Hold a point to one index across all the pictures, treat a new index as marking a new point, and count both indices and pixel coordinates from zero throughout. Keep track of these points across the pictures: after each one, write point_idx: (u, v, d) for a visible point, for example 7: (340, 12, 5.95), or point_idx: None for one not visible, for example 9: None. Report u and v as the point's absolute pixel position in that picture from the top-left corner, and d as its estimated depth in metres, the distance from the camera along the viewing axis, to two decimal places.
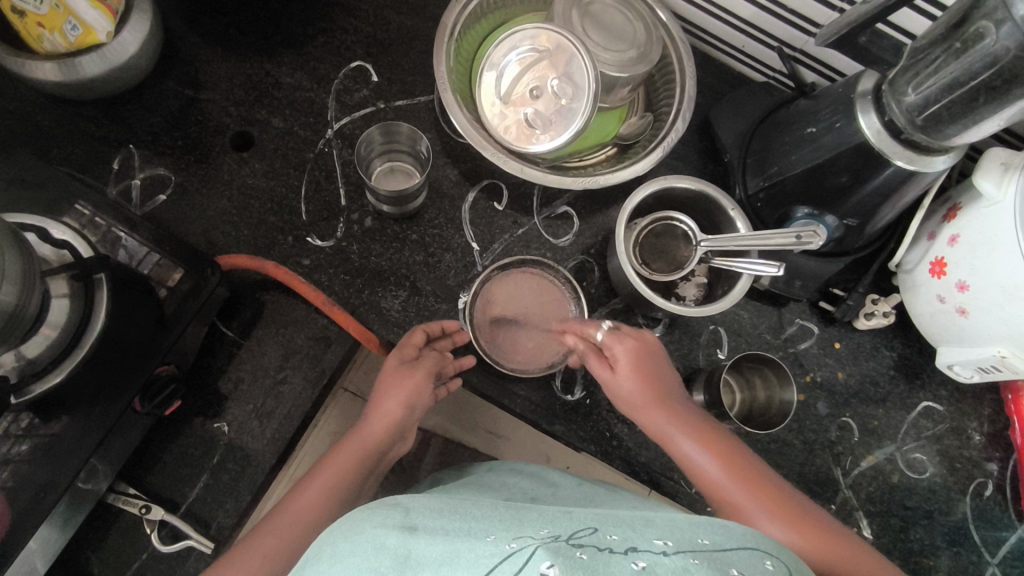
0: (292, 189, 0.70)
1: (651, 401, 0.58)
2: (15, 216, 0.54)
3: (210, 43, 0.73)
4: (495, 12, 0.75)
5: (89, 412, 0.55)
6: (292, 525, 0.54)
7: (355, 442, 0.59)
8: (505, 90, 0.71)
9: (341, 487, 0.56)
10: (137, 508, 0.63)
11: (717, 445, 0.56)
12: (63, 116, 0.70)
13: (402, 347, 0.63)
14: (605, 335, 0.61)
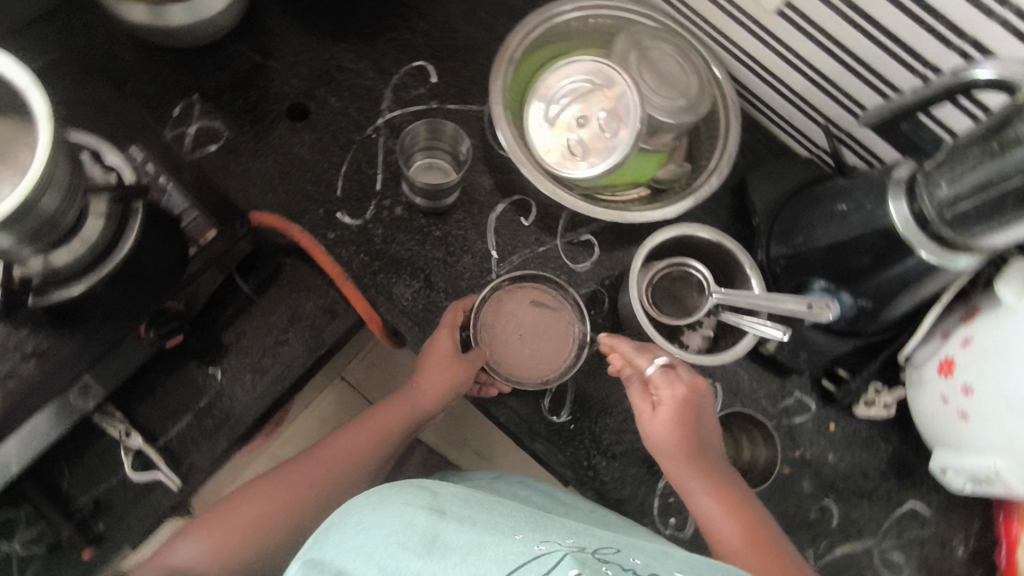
0: (333, 166, 0.73)
1: (682, 454, 0.56)
2: (79, 136, 0.58)
3: (289, 18, 0.77)
4: (552, 43, 0.79)
5: (96, 328, 0.58)
6: (273, 499, 0.57)
7: (380, 421, 0.63)
8: (554, 115, 0.74)
9: (344, 468, 0.60)
10: (118, 431, 0.64)
11: (741, 511, 0.54)
12: (142, 55, 0.74)
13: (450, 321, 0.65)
14: (655, 371, 0.58)
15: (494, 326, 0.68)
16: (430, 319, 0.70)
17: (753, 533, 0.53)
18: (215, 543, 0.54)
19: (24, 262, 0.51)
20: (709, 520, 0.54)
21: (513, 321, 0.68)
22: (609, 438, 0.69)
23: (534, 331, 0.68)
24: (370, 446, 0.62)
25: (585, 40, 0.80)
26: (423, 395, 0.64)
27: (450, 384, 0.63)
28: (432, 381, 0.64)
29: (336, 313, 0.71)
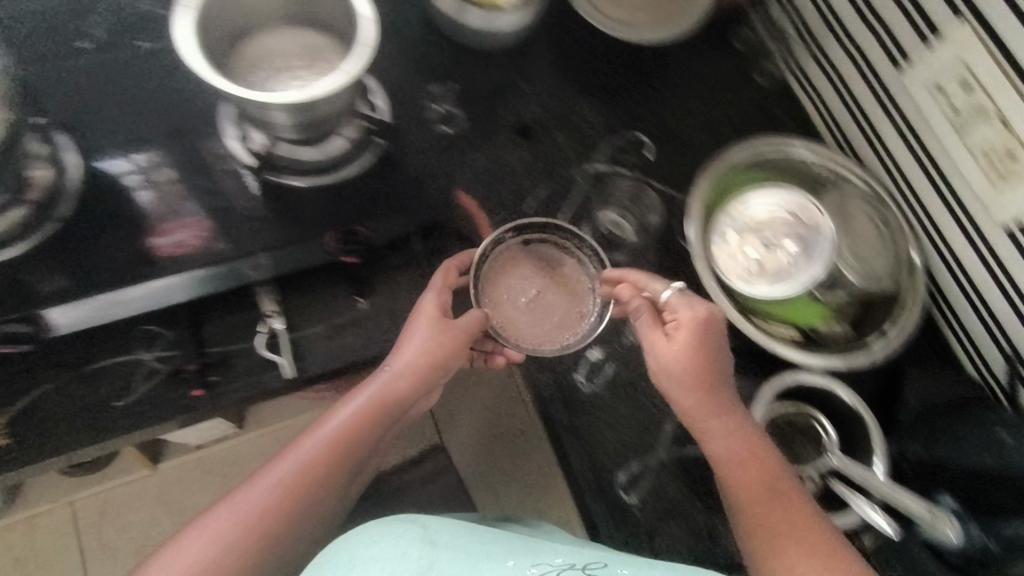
0: (532, 185, 0.80)
1: (699, 391, 0.59)
2: (373, 83, 0.77)
3: (552, 52, 0.85)
4: (761, 169, 0.81)
5: (296, 220, 0.69)
6: (268, 506, 0.58)
7: (356, 416, 0.62)
8: (743, 226, 0.76)
9: (327, 467, 0.60)
10: (269, 309, 0.67)
11: (753, 454, 0.59)
12: (422, 29, 0.81)
13: (434, 298, 0.65)
14: (672, 295, 0.62)
15: (505, 282, 0.71)
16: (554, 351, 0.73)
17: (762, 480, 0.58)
18: (221, 544, 0.56)
19: (281, 145, 0.66)
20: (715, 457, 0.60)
21: (524, 286, 0.71)
22: (665, 540, 0.70)
23: (545, 301, 0.71)
24: (346, 441, 0.61)
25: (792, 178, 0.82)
26: (396, 382, 0.62)
27: (431, 357, 0.63)
28: (409, 364, 0.62)
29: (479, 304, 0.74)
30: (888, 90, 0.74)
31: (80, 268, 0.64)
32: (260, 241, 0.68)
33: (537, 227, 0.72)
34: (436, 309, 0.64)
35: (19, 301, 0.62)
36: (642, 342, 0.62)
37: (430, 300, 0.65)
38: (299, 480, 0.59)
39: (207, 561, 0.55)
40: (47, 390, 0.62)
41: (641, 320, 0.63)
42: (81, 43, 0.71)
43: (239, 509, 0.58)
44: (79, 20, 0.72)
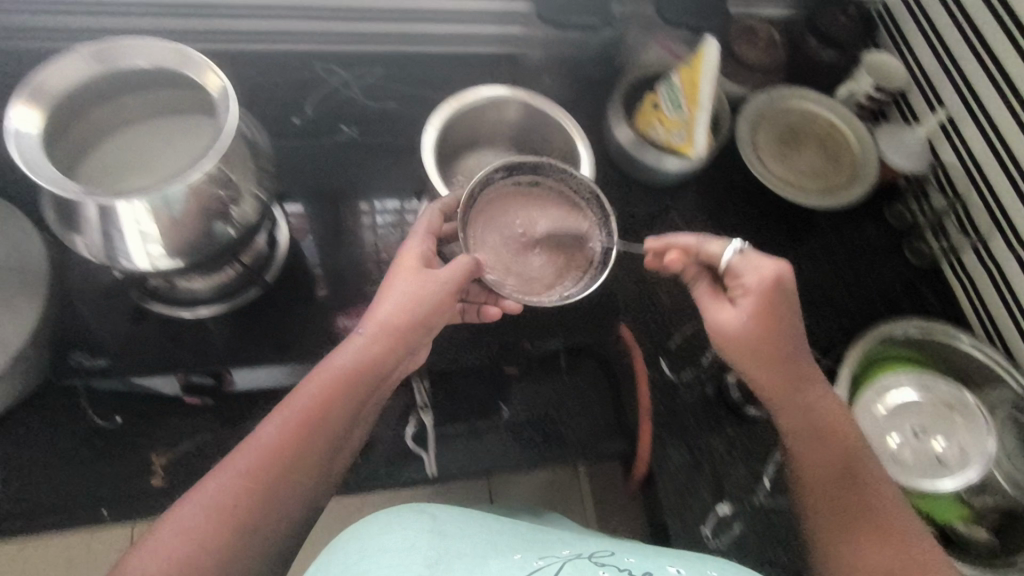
0: (678, 322, 0.78)
1: (757, 352, 0.59)
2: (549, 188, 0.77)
3: (713, 198, 0.89)
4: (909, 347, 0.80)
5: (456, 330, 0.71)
6: (241, 486, 0.49)
7: (330, 373, 0.54)
8: (892, 405, 0.74)
9: (305, 438, 0.51)
10: (422, 403, 0.69)
11: (811, 428, 0.59)
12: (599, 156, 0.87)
13: (417, 251, 0.60)
14: (735, 257, 0.61)
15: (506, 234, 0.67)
16: (683, 498, 0.70)
17: (822, 473, 0.58)
18: (190, 545, 0.46)
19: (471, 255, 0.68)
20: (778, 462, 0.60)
21: (509, 226, 0.67)
22: None
23: (522, 242, 0.68)
24: (325, 407, 0.53)
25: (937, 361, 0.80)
26: (372, 337, 0.55)
27: (412, 304, 0.57)
28: (386, 318, 0.56)
29: (614, 436, 0.71)
30: None
31: (267, 338, 0.66)
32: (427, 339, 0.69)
33: (528, 178, 0.68)
34: (421, 260, 0.59)
35: (207, 357, 0.63)
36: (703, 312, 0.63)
37: (412, 247, 0.60)
38: (267, 463, 0.50)
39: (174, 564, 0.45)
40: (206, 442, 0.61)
41: (701, 293, 0.64)
42: (295, 119, 0.81)
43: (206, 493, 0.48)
44: (309, 105, 0.82)
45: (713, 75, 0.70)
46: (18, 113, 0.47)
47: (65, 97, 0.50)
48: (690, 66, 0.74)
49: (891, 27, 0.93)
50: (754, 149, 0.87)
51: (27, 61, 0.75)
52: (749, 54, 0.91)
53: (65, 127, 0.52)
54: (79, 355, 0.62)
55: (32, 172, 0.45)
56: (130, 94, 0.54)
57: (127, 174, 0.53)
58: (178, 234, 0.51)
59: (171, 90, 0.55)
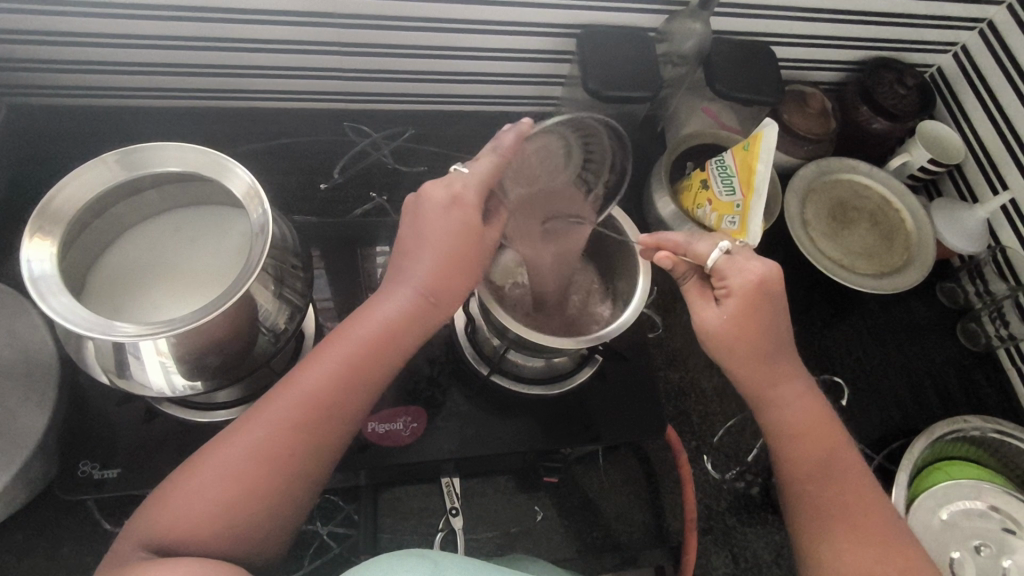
0: (722, 413, 0.75)
1: (756, 352, 0.53)
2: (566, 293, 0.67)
3: None
4: (967, 445, 0.76)
5: (488, 419, 0.62)
6: (273, 440, 0.44)
7: (373, 322, 0.49)
8: (954, 515, 0.70)
9: (344, 394, 0.47)
10: (449, 505, 0.61)
11: (820, 426, 0.53)
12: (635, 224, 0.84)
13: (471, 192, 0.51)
14: (718, 258, 0.53)
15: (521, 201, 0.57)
16: None
17: (823, 449, 0.52)
18: (214, 504, 0.42)
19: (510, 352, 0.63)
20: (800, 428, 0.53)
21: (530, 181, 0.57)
22: None
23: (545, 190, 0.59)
24: (364, 360, 0.48)
25: (995, 459, 0.76)
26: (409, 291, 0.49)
27: (457, 241, 0.50)
28: (433, 271, 0.50)
29: (657, 542, 0.67)
30: None
31: None
32: (455, 436, 0.61)
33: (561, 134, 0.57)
34: (475, 204, 0.51)
35: None
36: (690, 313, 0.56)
37: (465, 188, 0.51)
38: (284, 420, 0.45)
39: (202, 517, 0.42)
40: None
41: (687, 291, 0.57)
42: (322, 185, 0.79)
43: (237, 444, 0.44)
44: (338, 170, 0.80)
45: (769, 161, 0.65)
46: (32, 246, 0.42)
47: (86, 204, 0.45)
48: (746, 147, 0.69)
49: (949, 95, 0.88)
50: (805, 226, 0.82)
51: (48, 123, 0.74)
52: (798, 121, 0.84)
53: (84, 233, 0.47)
54: (87, 463, 0.54)
55: (56, 320, 0.39)
56: (150, 189, 0.49)
57: (151, 285, 0.48)
58: (202, 360, 0.47)
59: (195, 184, 0.50)
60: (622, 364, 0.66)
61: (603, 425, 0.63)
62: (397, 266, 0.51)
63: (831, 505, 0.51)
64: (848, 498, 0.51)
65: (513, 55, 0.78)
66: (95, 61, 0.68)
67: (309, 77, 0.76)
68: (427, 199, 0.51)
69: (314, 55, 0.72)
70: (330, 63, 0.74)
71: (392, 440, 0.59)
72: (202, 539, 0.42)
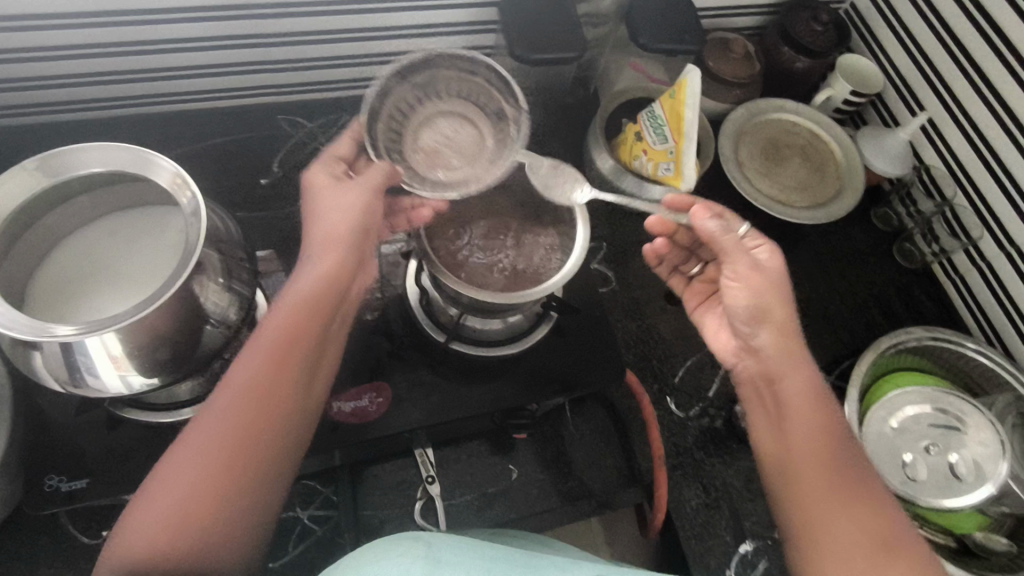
0: (681, 354, 0.78)
1: (768, 323, 0.55)
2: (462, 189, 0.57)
3: None
4: (911, 356, 0.80)
5: (454, 385, 0.64)
6: (211, 445, 0.44)
7: (284, 308, 0.50)
8: (903, 423, 0.74)
9: (275, 379, 0.47)
10: (426, 473, 0.64)
11: (818, 405, 0.53)
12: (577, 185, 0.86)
13: (366, 194, 0.54)
14: (745, 229, 0.57)
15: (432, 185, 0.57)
16: (703, 539, 0.69)
17: (817, 425, 0.52)
18: (173, 516, 0.42)
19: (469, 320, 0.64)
20: (785, 409, 0.53)
21: (438, 158, 0.59)
22: None
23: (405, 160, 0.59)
24: (297, 334, 0.49)
25: (939, 365, 0.81)
26: (327, 260, 0.52)
27: (351, 230, 0.53)
28: (337, 227, 0.53)
29: (632, 485, 0.69)
30: None
31: None
32: (421, 407, 0.63)
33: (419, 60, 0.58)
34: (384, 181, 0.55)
35: None
36: (724, 270, 0.56)
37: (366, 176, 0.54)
38: (232, 414, 0.45)
39: (164, 532, 0.41)
40: None
41: (721, 244, 0.55)
42: (263, 180, 0.78)
43: (190, 445, 0.44)
44: (277, 163, 0.79)
45: (695, 105, 0.67)
46: None
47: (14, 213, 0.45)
48: (673, 96, 0.71)
49: (863, 27, 0.92)
50: (739, 167, 0.85)
51: None
52: (724, 69, 0.87)
53: (16, 242, 0.47)
54: (54, 477, 0.54)
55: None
56: (81, 195, 0.49)
57: (91, 288, 0.48)
58: (154, 356, 0.47)
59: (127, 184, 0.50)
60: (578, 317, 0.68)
61: (567, 382, 0.65)
62: (314, 242, 0.53)
63: (825, 481, 0.49)
64: (838, 474, 0.49)
65: (436, 30, 0.78)
66: (4, 78, 0.67)
67: (234, 72, 0.75)
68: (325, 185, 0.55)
69: (235, 49, 0.72)
70: (248, 57, 0.74)
71: (359, 418, 0.61)
72: (168, 554, 0.41)
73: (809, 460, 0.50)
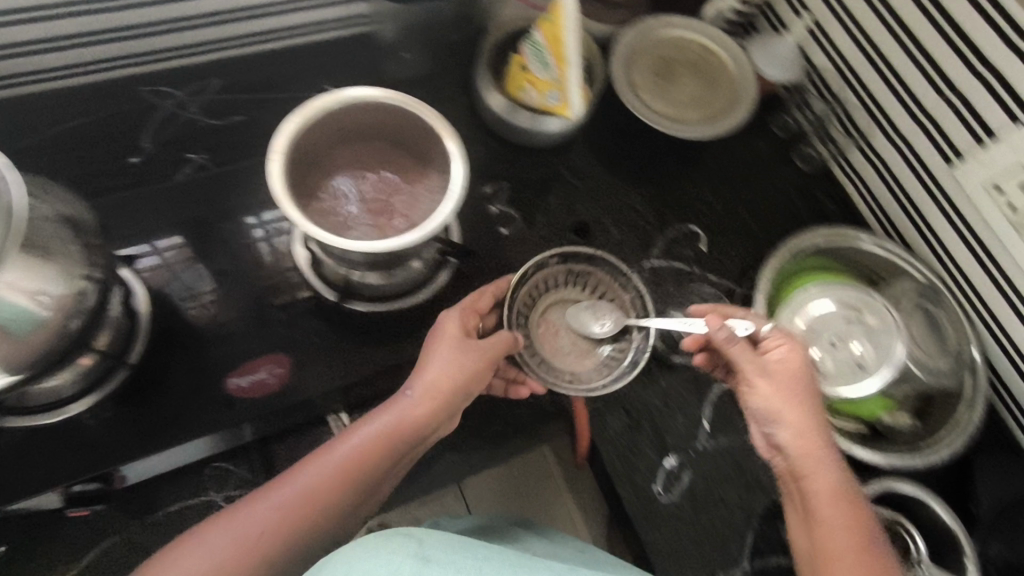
0: None
1: (797, 417, 0.57)
2: (541, 341, 0.70)
3: (599, 151, 0.86)
4: (816, 257, 0.82)
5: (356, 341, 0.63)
6: (258, 533, 0.49)
7: (367, 444, 0.54)
8: (809, 322, 0.76)
9: (328, 491, 0.52)
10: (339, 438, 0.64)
11: (856, 513, 0.54)
12: (474, 127, 0.83)
13: (479, 364, 0.58)
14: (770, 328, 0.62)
15: (531, 319, 0.70)
16: (626, 459, 0.71)
17: (853, 529, 0.53)
18: None
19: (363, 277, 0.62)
20: (814, 505, 0.55)
21: (531, 310, 0.70)
22: None
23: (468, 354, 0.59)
24: (366, 461, 0.53)
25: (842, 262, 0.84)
26: (423, 401, 0.56)
27: (454, 391, 0.56)
28: (435, 380, 0.56)
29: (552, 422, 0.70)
30: (936, 181, 0.76)
31: (145, 422, 0.58)
32: (325, 372, 0.61)
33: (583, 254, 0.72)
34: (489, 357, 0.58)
35: (89, 461, 0.56)
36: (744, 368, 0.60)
37: (459, 319, 0.59)
38: (293, 514, 0.51)
39: None
40: (113, 542, 0.61)
41: (738, 348, 0.60)
42: (133, 159, 0.72)
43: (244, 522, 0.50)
44: (146, 138, 0.73)
45: (574, 30, 0.64)
46: None
47: None
48: (549, 20, 0.67)
49: None
50: (633, 90, 0.83)
51: None
52: None
53: None
54: None
55: None
56: None
57: None
58: None
59: None
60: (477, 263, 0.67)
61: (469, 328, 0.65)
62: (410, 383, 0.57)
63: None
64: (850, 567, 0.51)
65: None
66: None
67: None
68: (455, 327, 0.58)
69: None
70: None
71: (259, 393, 0.60)
72: None
73: (837, 518, 0.53)
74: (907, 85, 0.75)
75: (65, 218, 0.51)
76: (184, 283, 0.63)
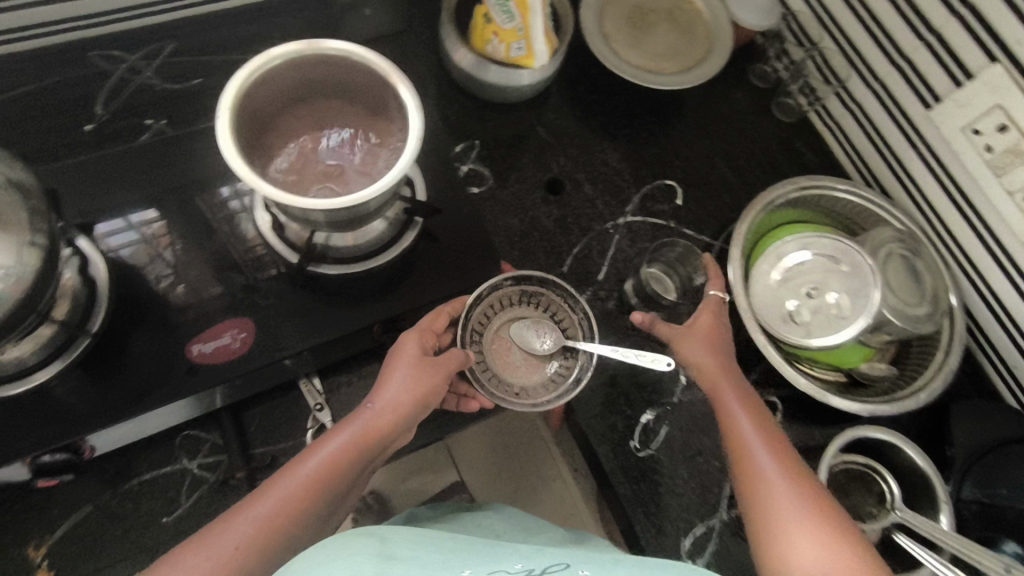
0: (567, 243, 0.78)
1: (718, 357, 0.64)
2: (494, 354, 0.69)
3: (573, 106, 0.84)
4: (792, 207, 0.82)
5: (324, 303, 0.62)
6: (218, 564, 0.47)
7: (325, 465, 0.53)
8: (785, 274, 0.75)
9: (288, 516, 0.50)
10: (314, 403, 0.65)
11: (765, 423, 0.60)
12: (443, 85, 0.81)
13: (441, 379, 0.59)
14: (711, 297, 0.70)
15: (485, 336, 0.69)
16: (603, 414, 0.71)
17: (767, 434, 0.58)
18: None
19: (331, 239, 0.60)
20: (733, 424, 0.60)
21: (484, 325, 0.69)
22: None
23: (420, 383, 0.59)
24: (326, 483, 0.53)
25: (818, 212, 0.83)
26: (382, 416, 0.56)
27: (413, 408, 0.57)
28: (394, 398, 0.57)
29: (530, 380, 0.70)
30: (914, 125, 0.74)
31: (114, 390, 0.57)
32: (294, 336, 0.61)
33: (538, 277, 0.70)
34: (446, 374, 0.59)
35: (58, 431, 0.55)
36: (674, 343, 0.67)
37: (416, 341, 0.60)
38: (252, 542, 0.49)
39: None
40: (89, 511, 0.61)
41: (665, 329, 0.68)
42: (87, 126, 0.72)
43: (202, 555, 0.47)
44: (100, 105, 0.71)
45: None
46: None
47: None
48: None
49: None
50: (605, 40, 0.81)
51: None
52: None
53: None
54: None
55: None
56: None
57: None
58: None
59: None
60: (446, 222, 0.66)
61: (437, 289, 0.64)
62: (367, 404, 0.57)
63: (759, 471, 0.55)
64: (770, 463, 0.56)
65: None
66: None
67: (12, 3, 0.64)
68: (412, 349, 0.59)
69: None
70: None
71: (224, 357, 0.59)
72: None
73: (750, 427, 0.59)
74: (884, 26, 0.73)
75: (10, 180, 0.50)
76: (163, 260, 0.61)
